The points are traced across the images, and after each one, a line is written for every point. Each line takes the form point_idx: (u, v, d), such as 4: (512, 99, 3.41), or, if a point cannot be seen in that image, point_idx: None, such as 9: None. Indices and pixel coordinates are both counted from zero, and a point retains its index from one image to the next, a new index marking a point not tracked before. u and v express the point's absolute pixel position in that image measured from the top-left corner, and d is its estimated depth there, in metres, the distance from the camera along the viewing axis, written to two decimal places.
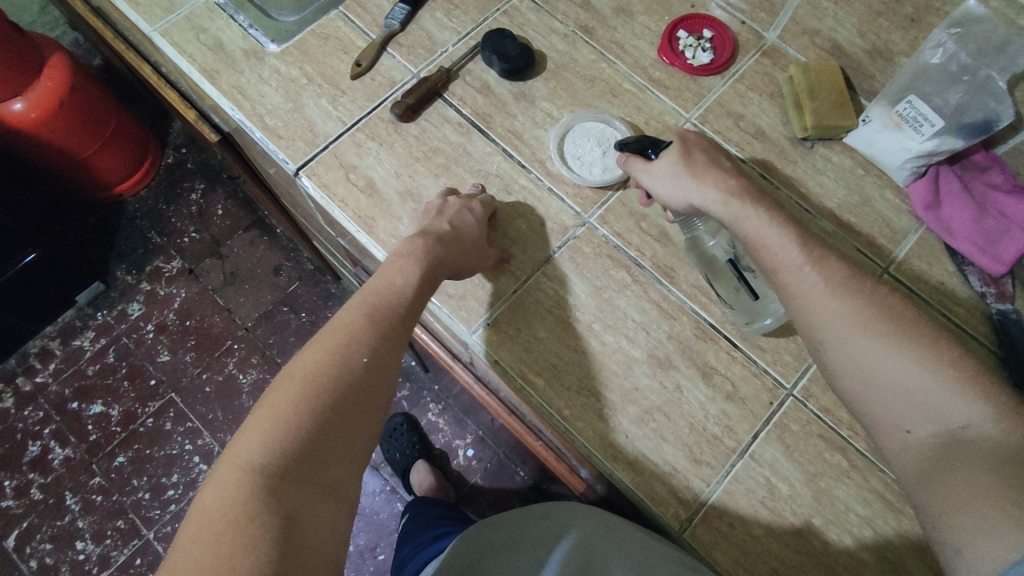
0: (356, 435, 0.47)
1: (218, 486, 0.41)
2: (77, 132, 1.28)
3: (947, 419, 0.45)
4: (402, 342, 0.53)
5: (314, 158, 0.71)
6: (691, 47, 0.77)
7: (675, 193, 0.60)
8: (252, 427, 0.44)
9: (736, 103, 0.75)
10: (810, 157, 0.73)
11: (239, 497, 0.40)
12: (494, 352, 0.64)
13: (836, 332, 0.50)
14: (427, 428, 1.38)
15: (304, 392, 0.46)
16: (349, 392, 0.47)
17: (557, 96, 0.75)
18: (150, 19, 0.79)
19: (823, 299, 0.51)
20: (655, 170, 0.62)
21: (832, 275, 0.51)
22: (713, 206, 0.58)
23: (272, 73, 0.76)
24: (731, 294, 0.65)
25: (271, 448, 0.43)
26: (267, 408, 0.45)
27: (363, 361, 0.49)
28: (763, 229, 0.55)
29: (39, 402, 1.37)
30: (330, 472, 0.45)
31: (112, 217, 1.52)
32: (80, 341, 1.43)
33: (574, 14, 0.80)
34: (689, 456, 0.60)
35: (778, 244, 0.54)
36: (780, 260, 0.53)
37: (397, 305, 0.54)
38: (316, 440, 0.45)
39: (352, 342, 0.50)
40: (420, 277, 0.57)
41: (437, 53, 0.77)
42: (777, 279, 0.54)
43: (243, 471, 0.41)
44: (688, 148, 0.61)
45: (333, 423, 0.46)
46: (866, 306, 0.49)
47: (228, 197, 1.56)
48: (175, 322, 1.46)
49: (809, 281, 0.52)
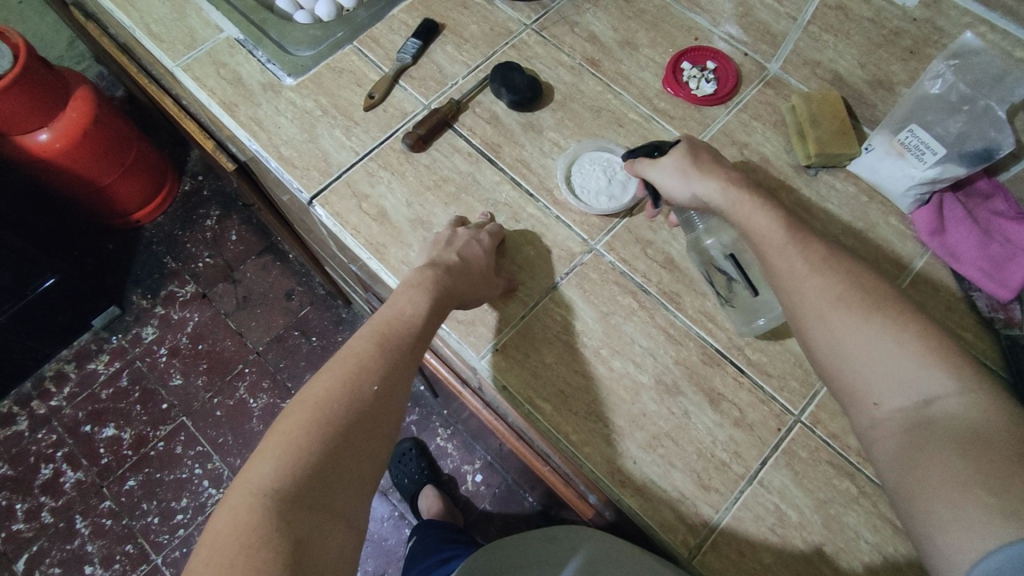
0: (361, 458, 0.48)
1: (232, 510, 0.42)
2: (99, 162, 1.34)
3: (915, 392, 0.45)
4: (412, 370, 0.54)
5: (327, 187, 0.73)
6: (695, 78, 0.79)
7: (679, 187, 0.62)
8: (264, 453, 0.45)
9: (740, 132, 0.77)
10: (814, 184, 0.74)
11: (252, 520, 0.41)
12: (502, 377, 0.65)
13: (816, 308, 0.50)
14: (436, 453, 1.38)
15: (315, 418, 0.47)
16: (357, 414, 0.48)
17: (563, 126, 0.77)
18: (173, 55, 0.82)
19: (804, 279, 0.51)
20: (662, 164, 0.64)
21: (813, 254, 0.52)
22: (715, 198, 0.59)
23: (288, 105, 0.78)
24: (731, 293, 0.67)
25: (282, 472, 0.44)
26: (281, 434, 0.46)
27: (373, 390, 0.50)
28: (757, 214, 0.56)
29: (53, 424, 1.40)
30: (339, 497, 0.45)
31: (130, 242, 1.57)
32: (95, 364, 1.46)
33: (581, 47, 0.82)
34: (697, 482, 0.60)
35: (761, 225, 0.55)
36: (768, 244, 0.54)
37: (406, 334, 0.55)
38: (327, 465, 0.45)
39: (363, 369, 0.51)
40: (430, 307, 0.58)
41: (448, 86, 0.79)
42: (766, 259, 0.55)
43: (255, 496, 0.42)
44: (694, 147, 0.63)
45: (344, 446, 0.47)
46: (842, 283, 0.50)
47: (242, 222, 1.61)
48: (188, 346, 1.48)
49: (791, 259, 0.53)
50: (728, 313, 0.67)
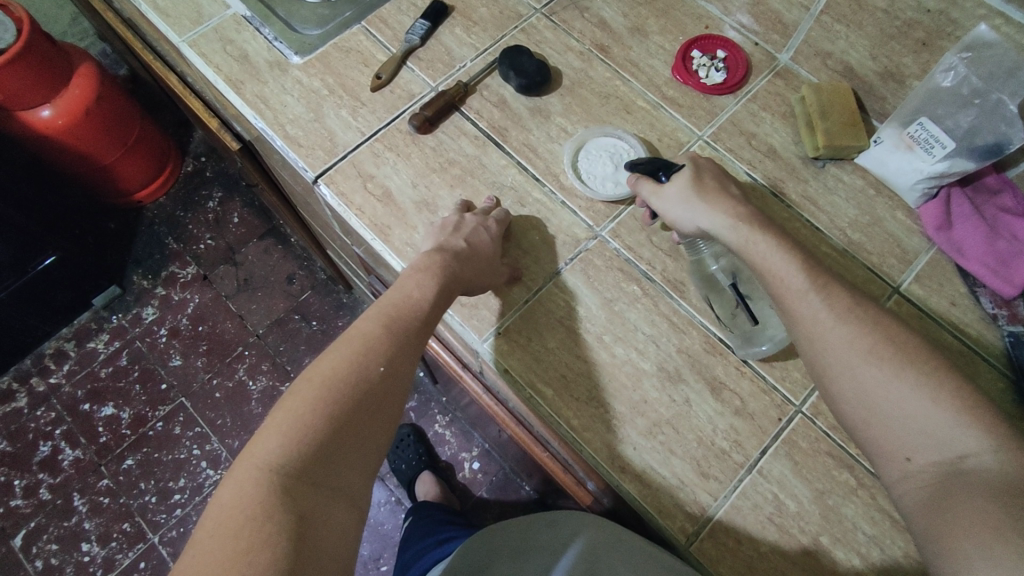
0: (364, 445, 0.47)
1: (236, 483, 0.42)
2: (102, 139, 1.40)
3: (948, 448, 0.45)
4: (417, 354, 0.54)
5: (332, 167, 0.73)
6: (704, 67, 0.79)
7: (685, 217, 0.61)
8: (270, 429, 0.45)
9: (748, 122, 0.76)
10: (821, 176, 0.73)
11: (257, 495, 0.41)
12: (504, 361, 0.65)
13: (842, 357, 0.50)
14: (433, 440, 1.39)
15: (322, 396, 0.47)
16: (364, 398, 0.48)
17: (571, 112, 0.76)
18: (178, 30, 0.81)
19: (830, 327, 0.51)
20: (666, 192, 0.63)
21: (837, 304, 0.51)
22: (722, 232, 0.58)
23: (295, 84, 0.77)
24: (730, 316, 0.65)
25: (288, 448, 0.44)
26: (287, 410, 0.46)
27: (380, 370, 0.50)
28: (774, 256, 0.55)
29: (53, 402, 1.47)
30: (342, 476, 0.45)
31: (131, 222, 1.64)
32: (95, 343, 1.53)
33: (590, 32, 0.81)
34: (697, 470, 0.60)
35: (780, 270, 0.54)
36: (786, 287, 0.53)
37: (412, 319, 0.55)
38: (330, 444, 0.45)
39: (369, 351, 0.51)
40: (437, 292, 0.57)
41: (456, 68, 0.78)
42: (785, 306, 0.53)
43: (260, 470, 0.42)
44: (700, 173, 0.63)
45: (349, 427, 0.47)
46: (871, 333, 0.49)
47: (244, 205, 1.68)
48: (188, 327, 1.55)
49: (815, 308, 0.51)
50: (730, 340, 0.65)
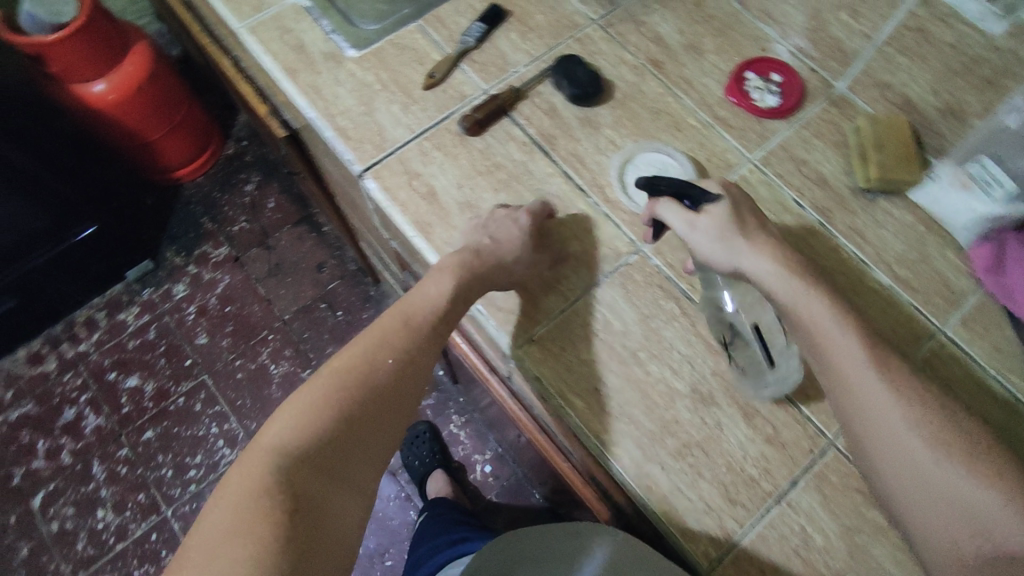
0: (368, 436, 0.51)
1: (247, 463, 0.46)
2: (149, 117, 1.43)
3: (999, 538, 0.43)
4: (428, 351, 0.57)
5: (380, 162, 0.73)
6: (758, 89, 0.78)
7: (723, 255, 0.59)
8: (281, 416, 0.49)
9: (799, 148, 0.75)
10: (871, 208, 0.72)
11: (262, 476, 0.45)
12: (536, 369, 0.64)
13: (891, 432, 0.48)
14: (448, 439, 1.39)
15: (332, 388, 0.50)
16: (372, 393, 0.52)
17: (621, 125, 0.76)
18: (240, 16, 0.82)
19: (880, 401, 0.49)
20: (700, 224, 0.60)
21: (888, 375, 0.50)
22: (767, 279, 0.56)
23: (349, 77, 0.78)
24: (745, 354, 0.63)
25: (297, 434, 0.48)
26: (300, 399, 0.50)
27: (389, 366, 0.53)
28: (824, 319, 0.53)
29: (80, 369, 1.50)
30: (343, 463, 0.49)
31: (169, 198, 1.67)
32: (125, 315, 1.56)
33: (645, 46, 0.81)
34: (724, 496, 0.59)
35: (829, 335, 0.52)
36: (835, 352, 0.52)
37: (426, 318, 0.58)
38: (336, 435, 0.49)
39: (381, 347, 0.54)
40: (454, 290, 0.60)
41: (509, 73, 0.79)
42: (833, 373, 0.52)
43: (269, 451, 0.47)
44: (739, 211, 0.61)
45: (356, 419, 0.50)
46: (923, 411, 0.48)
47: (281, 191, 1.71)
48: (216, 307, 1.58)
49: (864, 380, 0.50)
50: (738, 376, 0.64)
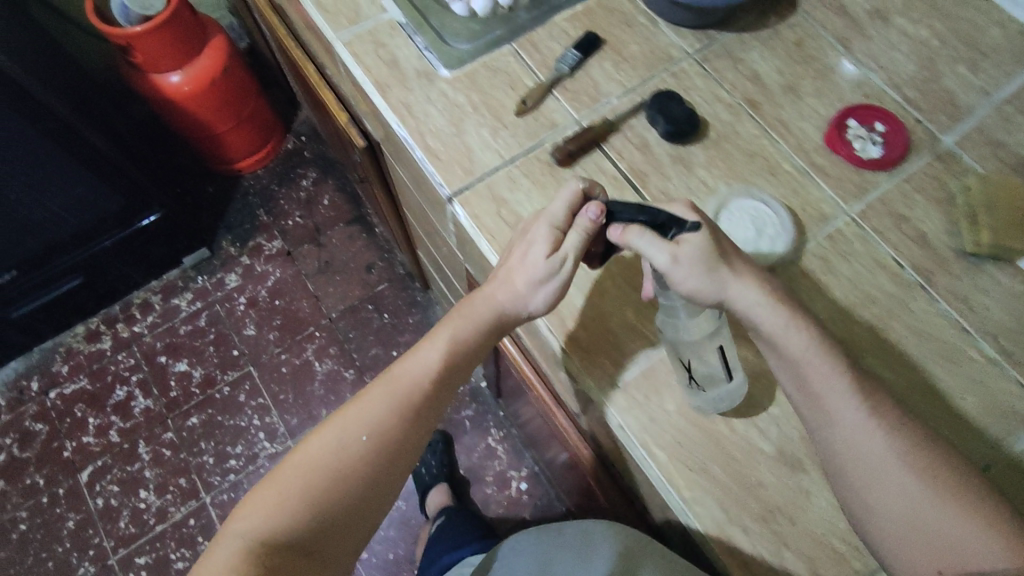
0: (338, 508, 0.56)
1: (223, 546, 0.52)
2: (220, 110, 1.45)
3: (973, 559, 0.50)
4: (406, 419, 0.60)
5: (469, 187, 0.73)
6: (860, 139, 0.75)
7: (709, 288, 0.57)
8: (256, 498, 0.55)
9: (900, 203, 0.72)
10: (975, 274, 0.69)
11: (233, 558, 0.51)
12: (620, 416, 0.64)
13: (882, 472, 0.53)
14: (485, 453, 1.44)
15: (304, 469, 0.56)
16: (343, 466, 0.56)
17: (713, 165, 0.74)
18: (335, 27, 0.82)
19: (872, 443, 0.54)
20: (686, 257, 0.57)
21: (877, 414, 0.55)
22: (756, 308, 0.58)
23: (441, 96, 0.77)
24: (705, 377, 0.61)
25: (266, 517, 0.53)
26: (276, 481, 0.56)
27: (363, 439, 0.58)
28: (818, 361, 0.57)
29: (133, 349, 1.54)
30: (314, 537, 0.54)
31: (228, 188, 1.70)
32: (178, 300, 1.59)
33: (742, 85, 0.79)
34: (809, 568, 0.57)
35: (820, 376, 0.56)
36: (829, 394, 0.56)
37: (406, 388, 0.61)
38: (305, 512, 0.54)
39: (355, 421, 0.58)
40: (438, 361, 0.62)
41: (601, 104, 0.77)
42: (827, 415, 0.56)
43: (241, 537, 0.52)
44: (716, 234, 0.59)
45: (325, 493, 0.55)
46: (906, 447, 0.54)
47: (336, 190, 1.72)
48: (266, 300, 1.60)
49: (858, 423, 0.55)
50: (689, 392, 0.63)
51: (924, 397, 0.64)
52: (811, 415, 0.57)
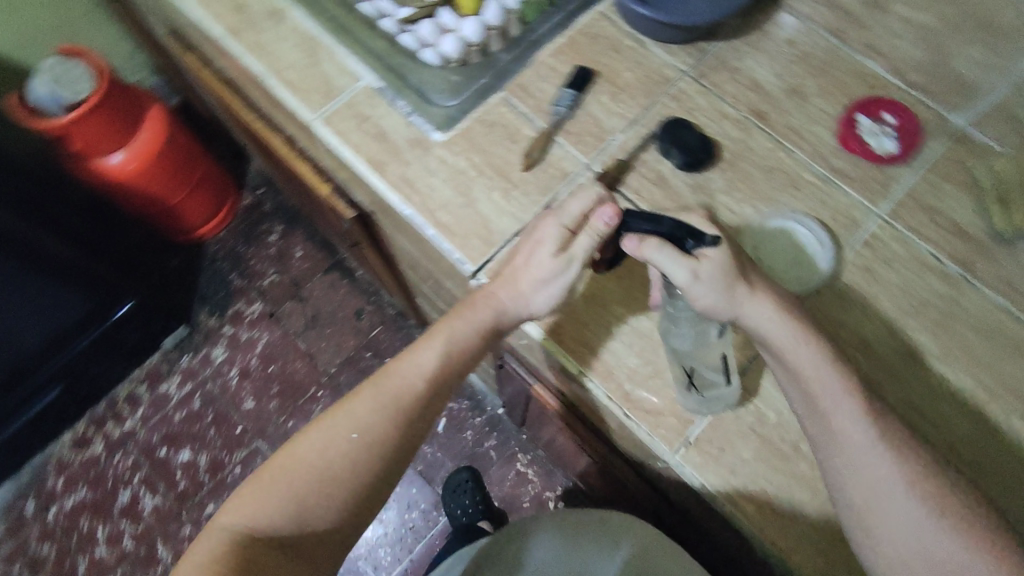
0: (324, 503, 0.59)
1: (216, 533, 0.57)
2: (169, 181, 1.35)
3: None
4: (396, 422, 0.61)
5: (492, 259, 0.69)
6: (874, 134, 0.73)
7: (723, 302, 0.57)
8: (249, 491, 0.59)
9: (928, 195, 0.71)
10: (1015, 256, 0.68)
11: (222, 546, 0.56)
12: (701, 476, 0.62)
13: (894, 511, 0.53)
14: (516, 480, 1.37)
15: (292, 464, 0.59)
16: (331, 464, 0.59)
17: (736, 189, 0.72)
18: (310, 105, 0.76)
19: (887, 483, 0.54)
20: (704, 273, 0.57)
21: (893, 451, 0.54)
22: (780, 338, 0.57)
23: (440, 164, 0.72)
24: (702, 380, 0.62)
25: (256, 511, 0.57)
26: (268, 475, 0.59)
27: (351, 438, 0.60)
28: (840, 400, 0.55)
29: (128, 448, 1.44)
30: (299, 531, 0.58)
31: (194, 258, 1.60)
32: (166, 386, 1.50)
33: (745, 96, 0.76)
34: None
35: (839, 413, 0.55)
36: (847, 434, 0.55)
37: (398, 389, 0.62)
38: (292, 504, 0.58)
39: (345, 419, 0.61)
40: (430, 361, 0.63)
41: (608, 142, 0.73)
42: (841, 454, 0.55)
43: (231, 527, 0.57)
44: (737, 254, 0.59)
45: (311, 489, 0.58)
46: (918, 485, 0.54)
47: (307, 239, 1.63)
48: (259, 368, 1.52)
49: (875, 462, 0.54)
50: (684, 396, 0.63)
51: (988, 394, 0.64)
52: (823, 451, 0.57)
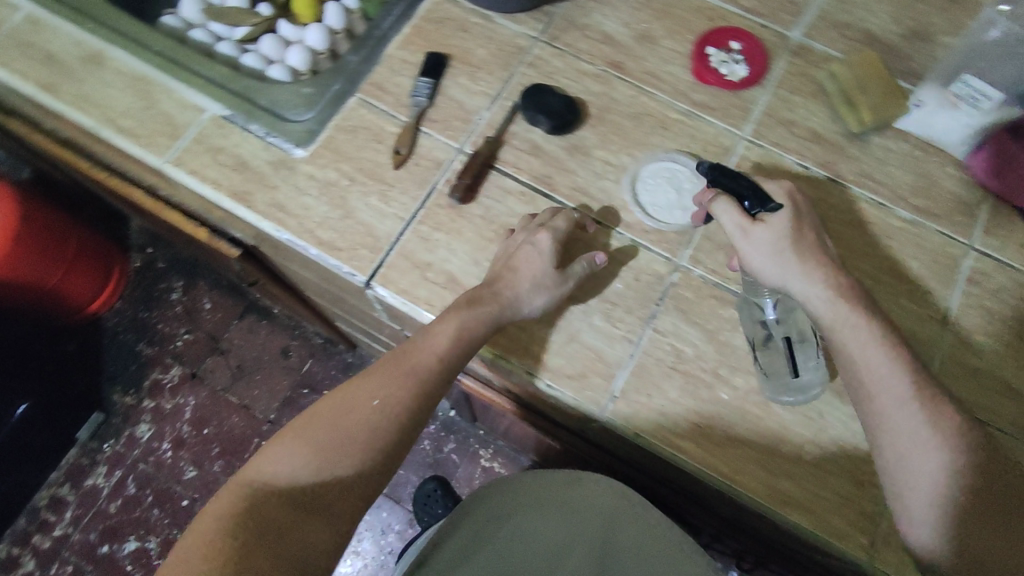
0: (345, 473, 0.53)
1: (232, 494, 0.52)
2: (38, 262, 1.22)
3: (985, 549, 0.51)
4: (422, 400, 0.56)
5: (382, 264, 0.67)
6: (724, 63, 0.76)
7: (773, 267, 0.59)
8: (270, 451, 0.54)
9: (784, 110, 0.74)
10: (870, 149, 0.73)
11: (234, 507, 0.51)
12: (633, 425, 0.62)
13: (921, 464, 0.52)
14: (484, 476, 1.36)
15: (311, 428, 0.54)
16: (354, 430, 0.54)
17: (609, 142, 0.72)
18: (156, 150, 0.71)
19: (921, 437, 0.52)
20: (755, 238, 0.60)
21: (934, 411, 0.53)
22: (818, 302, 0.57)
23: (310, 181, 0.69)
24: (766, 358, 0.63)
25: (274, 472, 0.53)
26: (287, 438, 0.54)
27: (374, 404, 0.55)
28: (870, 351, 0.55)
29: (66, 555, 1.33)
30: (318, 499, 0.53)
31: (92, 338, 1.47)
32: (93, 479, 1.39)
33: (599, 51, 0.77)
34: (854, 481, 0.61)
35: (876, 366, 0.55)
36: (881, 386, 0.54)
37: (425, 364, 0.56)
38: (315, 471, 0.53)
39: (372, 386, 0.56)
40: (452, 336, 0.57)
41: (475, 123, 0.72)
42: (871, 403, 0.55)
43: (248, 485, 0.52)
44: (800, 221, 0.61)
45: (330, 458, 0.53)
46: (955, 444, 0.52)
47: (212, 288, 1.51)
48: (192, 434, 1.42)
49: (909, 415, 0.53)
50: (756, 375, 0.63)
51: (875, 281, 0.68)
52: (859, 397, 0.56)
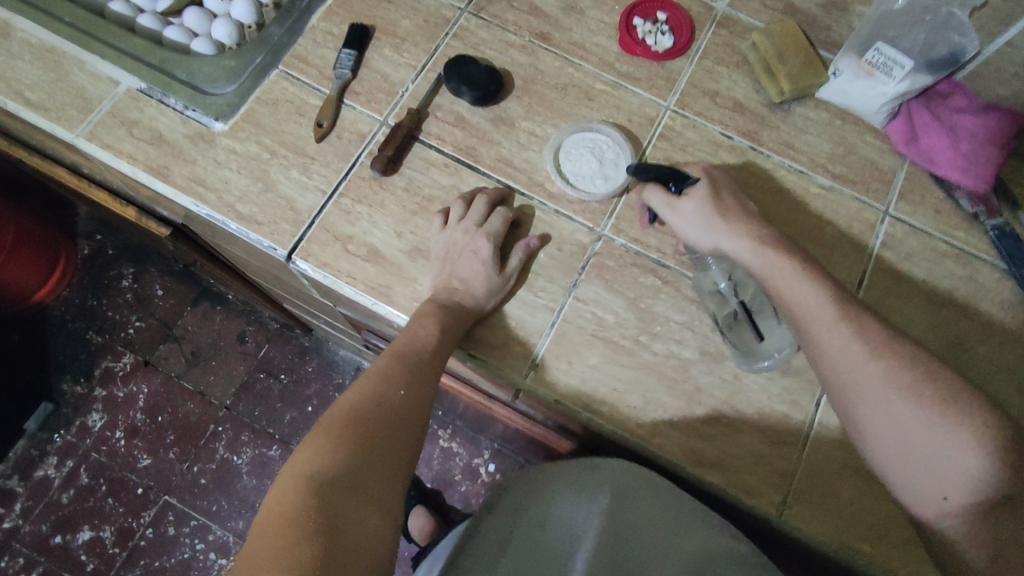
0: (389, 458, 0.48)
1: (280, 488, 0.43)
2: None
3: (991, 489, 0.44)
4: (428, 384, 0.55)
5: (303, 238, 0.66)
6: (650, 33, 0.76)
7: (700, 233, 0.61)
8: (309, 444, 0.47)
9: (707, 80, 0.75)
10: (791, 118, 0.74)
11: (294, 503, 0.42)
12: (554, 391, 0.63)
13: (875, 394, 0.48)
14: (442, 456, 1.36)
15: (340, 418, 0.49)
16: (386, 417, 0.50)
17: (534, 113, 0.72)
18: (68, 124, 0.69)
19: (865, 362, 0.49)
20: (681, 208, 0.62)
21: (871, 337, 0.50)
22: (745, 255, 0.58)
23: (229, 155, 0.68)
24: (737, 334, 0.63)
25: (325, 459, 0.45)
26: (321, 432, 0.48)
27: (399, 394, 0.53)
28: (797, 285, 0.54)
29: (15, 548, 1.25)
30: (372, 484, 0.46)
31: (38, 325, 1.38)
32: (43, 470, 1.30)
33: (525, 22, 0.76)
34: (767, 440, 0.62)
35: (804, 299, 0.54)
36: (814, 319, 0.53)
37: (421, 356, 0.56)
38: (361, 454, 0.47)
39: (389, 379, 0.53)
40: (438, 329, 0.58)
41: (399, 94, 0.72)
42: (810, 337, 0.53)
43: (304, 479, 0.44)
44: (718, 192, 0.62)
45: (370, 446, 0.48)
46: (906, 370, 0.48)
47: (163, 274, 1.43)
48: (146, 422, 1.35)
49: (842, 342, 0.51)
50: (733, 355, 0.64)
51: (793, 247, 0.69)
52: (801, 337, 0.54)
